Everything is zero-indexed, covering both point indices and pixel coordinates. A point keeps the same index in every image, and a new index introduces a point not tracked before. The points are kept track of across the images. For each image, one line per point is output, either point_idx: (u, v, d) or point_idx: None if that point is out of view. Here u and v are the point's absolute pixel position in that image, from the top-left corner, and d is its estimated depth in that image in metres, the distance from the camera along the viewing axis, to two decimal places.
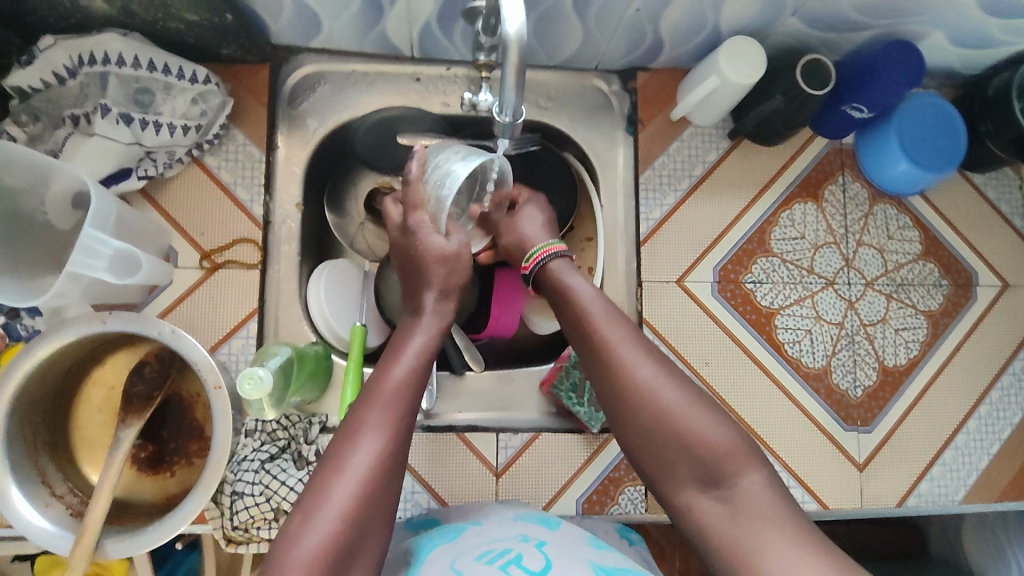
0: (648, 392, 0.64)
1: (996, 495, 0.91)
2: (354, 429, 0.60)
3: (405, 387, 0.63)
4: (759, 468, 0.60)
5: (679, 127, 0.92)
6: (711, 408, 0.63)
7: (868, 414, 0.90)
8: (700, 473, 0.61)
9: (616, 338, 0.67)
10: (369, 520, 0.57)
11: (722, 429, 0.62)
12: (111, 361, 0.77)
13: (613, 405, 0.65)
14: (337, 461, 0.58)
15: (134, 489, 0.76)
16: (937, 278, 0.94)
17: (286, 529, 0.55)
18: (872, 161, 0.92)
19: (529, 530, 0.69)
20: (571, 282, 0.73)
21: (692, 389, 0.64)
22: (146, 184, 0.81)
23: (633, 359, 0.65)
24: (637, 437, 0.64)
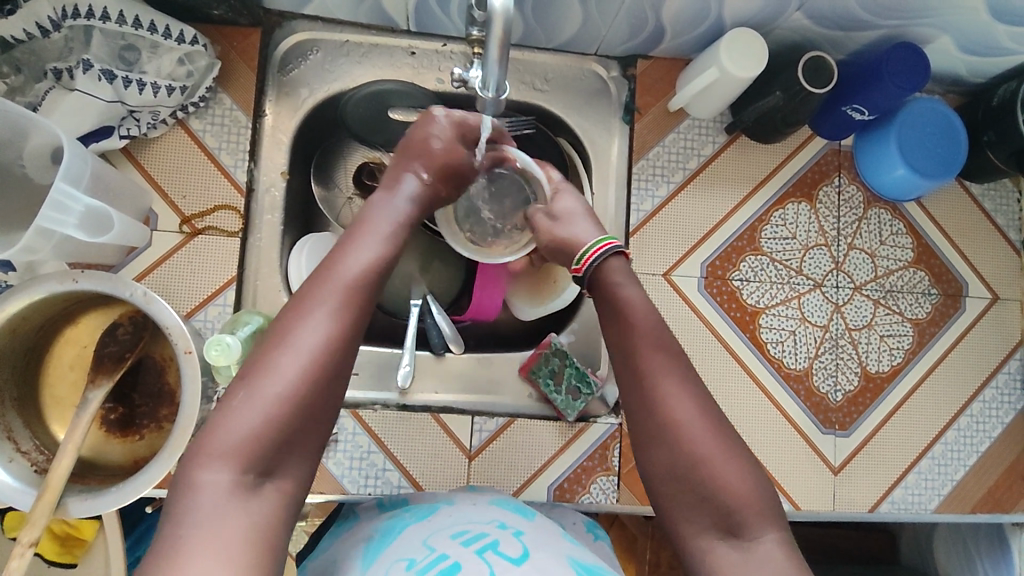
0: (686, 435, 0.62)
1: (969, 507, 0.90)
2: (313, 300, 0.60)
3: (368, 271, 0.63)
4: (778, 526, 0.60)
5: (676, 118, 0.90)
6: (741, 455, 0.62)
7: (846, 418, 0.90)
8: (720, 521, 0.60)
9: (661, 371, 0.64)
10: (326, 391, 0.58)
11: (753, 482, 0.61)
12: (85, 322, 0.77)
13: (651, 437, 0.64)
14: (285, 332, 0.58)
15: (102, 450, 0.76)
16: (927, 286, 0.93)
17: (236, 393, 0.56)
18: (870, 165, 0.91)
19: (507, 516, 0.68)
20: (626, 297, 0.69)
21: (727, 435, 0.63)
22: (128, 143, 0.79)
23: (678, 397, 0.63)
24: (663, 475, 0.63)
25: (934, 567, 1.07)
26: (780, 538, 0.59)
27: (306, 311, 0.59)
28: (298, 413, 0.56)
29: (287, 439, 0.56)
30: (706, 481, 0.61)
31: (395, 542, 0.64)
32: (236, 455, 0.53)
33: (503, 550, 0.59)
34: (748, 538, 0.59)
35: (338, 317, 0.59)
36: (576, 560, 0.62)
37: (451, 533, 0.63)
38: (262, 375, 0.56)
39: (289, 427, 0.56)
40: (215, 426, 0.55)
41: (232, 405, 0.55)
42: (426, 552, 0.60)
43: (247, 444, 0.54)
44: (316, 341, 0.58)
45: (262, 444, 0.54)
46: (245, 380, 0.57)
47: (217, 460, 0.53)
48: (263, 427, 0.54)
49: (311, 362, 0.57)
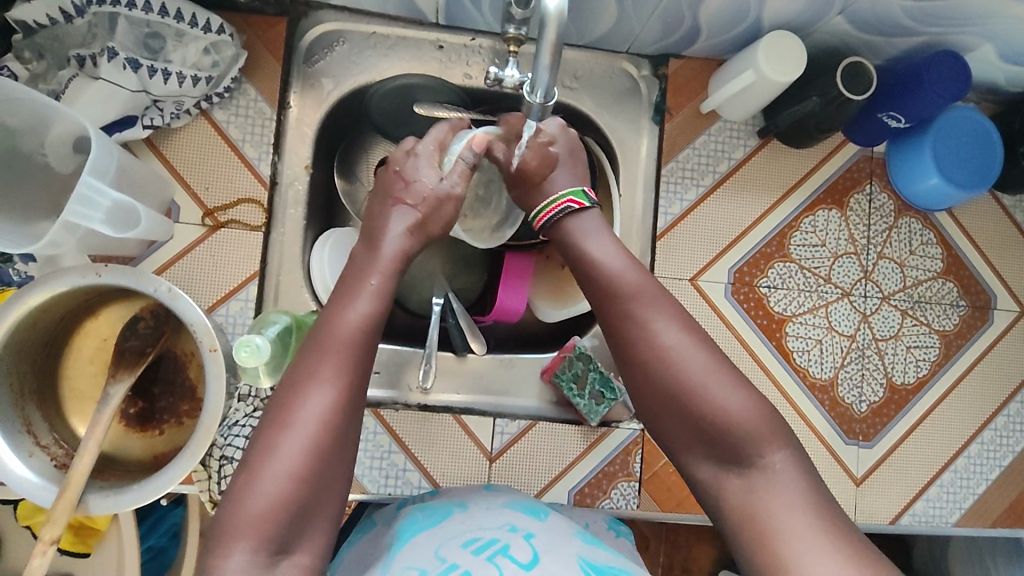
0: (671, 363, 0.60)
1: (989, 521, 0.90)
2: (310, 371, 0.58)
3: (362, 330, 0.61)
4: (784, 444, 0.58)
5: (707, 120, 0.89)
6: (733, 374, 0.60)
7: (870, 430, 0.89)
8: (721, 448, 0.58)
9: (638, 302, 0.63)
10: (333, 460, 0.56)
11: (749, 401, 0.59)
12: (104, 314, 0.75)
13: (636, 375, 0.62)
14: (287, 409, 0.56)
15: (120, 445, 0.75)
16: (955, 298, 0.92)
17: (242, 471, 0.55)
18: (903, 173, 0.89)
19: (516, 518, 0.65)
20: (588, 236, 0.69)
21: (715, 356, 0.61)
22: (151, 134, 0.78)
23: (657, 325, 0.62)
24: (655, 405, 0.61)
25: None
26: (785, 458, 0.57)
27: (302, 387, 0.57)
28: (309, 483, 0.55)
29: (300, 516, 0.54)
30: (699, 406, 0.59)
31: (407, 548, 0.63)
32: (250, 540, 0.52)
33: (512, 554, 0.58)
34: (752, 464, 0.57)
35: (337, 385, 0.58)
36: (585, 557, 0.60)
37: (462, 541, 0.61)
38: (265, 457, 0.55)
39: (300, 505, 0.54)
40: (225, 512, 0.53)
41: (238, 493, 0.54)
42: (438, 563, 0.58)
43: (260, 527, 0.52)
44: (314, 416, 0.56)
45: (276, 525, 0.53)
46: (246, 466, 0.55)
47: (231, 549, 0.52)
48: (274, 509, 0.53)
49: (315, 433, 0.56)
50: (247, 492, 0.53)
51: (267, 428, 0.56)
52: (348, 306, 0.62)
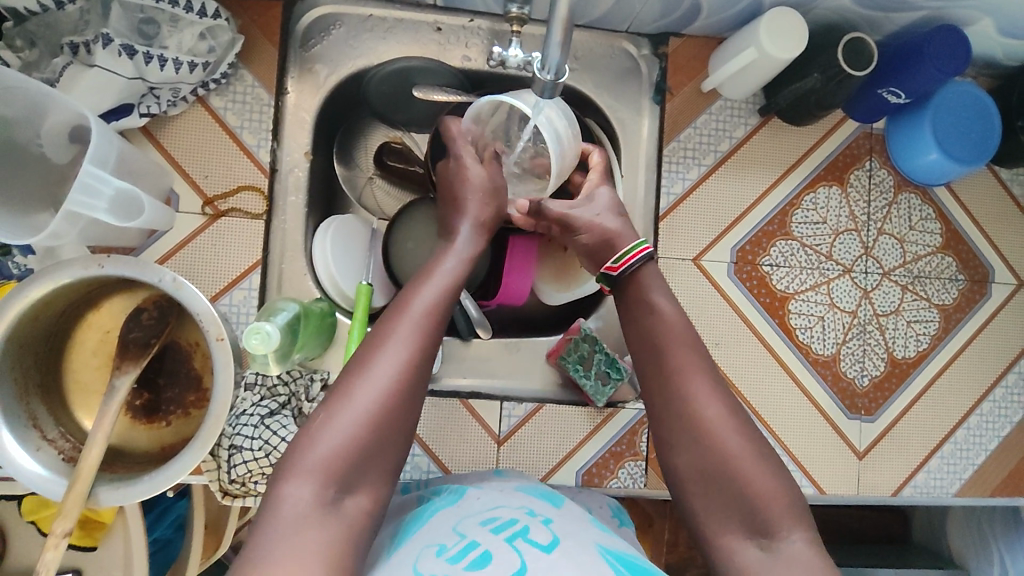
0: (712, 434, 0.61)
1: (989, 491, 0.91)
2: (389, 328, 0.60)
3: (438, 300, 0.63)
4: (807, 528, 0.58)
5: (708, 99, 0.88)
6: (769, 457, 0.61)
7: (872, 404, 0.90)
8: (747, 520, 0.58)
9: (686, 367, 0.64)
10: (404, 413, 0.58)
11: (780, 483, 0.60)
12: (107, 306, 0.74)
13: (676, 438, 0.63)
14: (366, 361, 0.59)
15: (127, 438, 0.74)
16: (954, 272, 0.93)
17: (319, 412, 0.57)
18: (902, 149, 0.90)
19: (534, 503, 0.65)
20: (648, 297, 0.69)
21: (754, 436, 0.62)
22: (147, 122, 0.76)
23: (702, 394, 0.63)
24: (687, 470, 0.62)
25: (946, 547, 1.09)
26: (807, 540, 0.57)
27: (382, 342, 0.60)
28: (376, 435, 0.57)
29: (362, 462, 0.56)
30: (733, 478, 0.59)
31: (426, 523, 0.62)
32: (319, 474, 0.54)
33: (533, 537, 0.57)
34: (777, 540, 0.57)
35: (413, 343, 0.60)
36: (605, 547, 0.59)
37: (480, 519, 0.60)
38: (343, 397, 0.57)
39: (362, 454, 0.56)
40: (299, 447, 0.56)
41: (310, 434, 0.56)
42: (456, 538, 0.57)
43: (331, 465, 0.54)
44: (393, 367, 0.58)
45: (345, 463, 0.55)
46: (326, 402, 0.57)
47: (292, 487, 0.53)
48: (340, 454, 0.55)
49: (389, 389, 0.57)
50: (319, 434, 0.56)
51: (348, 374, 0.59)
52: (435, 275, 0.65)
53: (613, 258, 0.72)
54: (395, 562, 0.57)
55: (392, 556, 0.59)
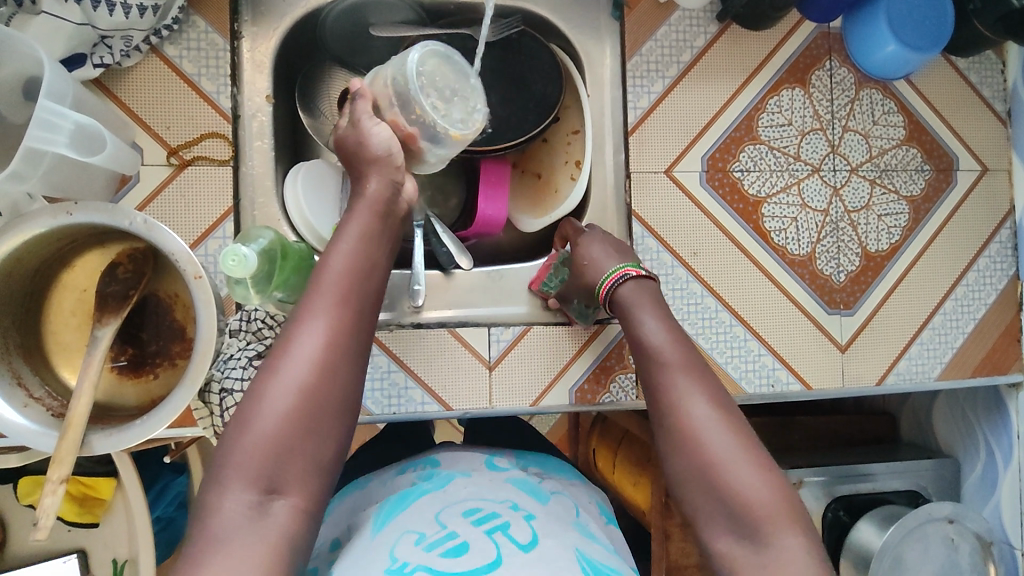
0: (699, 439, 0.61)
1: (968, 371, 0.94)
2: (305, 310, 0.59)
3: (351, 274, 0.61)
4: (800, 531, 0.57)
5: (666, 10, 0.89)
6: (763, 462, 0.60)
7: (851, 297, 0.92)
8: (734, 523, 0.58)
9: (677, 378, 0.65)
10: (330, 394, 0.57)
11: (774, 487, 0.59)
12: (80, 264, 0.74)
13: (666, 444, 0.63)
14: (283, 346, 0.57)
15: (116, 393, 0.74)
16: (920, 163, 0.95)
17: (240, 409, 0.56)
18: (859, 43, 0.91)
19: (520, 497, 0.66)
20: (641, 312, 0.71)
21: (746, 444, 0.61)
22: (102, 74, 0.75)
23: (690, 401, 0.63)
24: (677, 475, 0.62)
25: (933, 441, 1.13)
26: (800, 543, 0.56)
27: (301, 318, 0.58)
28: (300, 425, 0.55)
29: (290, 453, 0.54)
30: (720, 484, 0.59)
31: (407, 509, 0.63)
32: (245, 471, 0.53)
33: (512, 534, 0.57)
34: (765, 542, 0.56)
35: (330, 321, 0.58)
36: (584, 553, 0.57)
37: (463, 511, 0.61)
38: (268, 378, 0.56)
39: (288, 444, 0.54)
40: (223, 448, 0.54)
41: (234, 433, 0.55)
42: (436, 528, 0.58)
43: (267, 448, 0.54)
44: (312, 347, 0.57)
45: (280, 446, 0.54)
46: (255, 385, 0.56)
47: (228, 485, 0.52)
48: (263, 446, 0.53)
49: (309, 372, 0.56)
50: (240, 433, 0.54)
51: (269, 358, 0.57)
52: (343, 237, 0.62)
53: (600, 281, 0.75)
54: (375, 545, 0.57)
55: (376, 535, 0.59)
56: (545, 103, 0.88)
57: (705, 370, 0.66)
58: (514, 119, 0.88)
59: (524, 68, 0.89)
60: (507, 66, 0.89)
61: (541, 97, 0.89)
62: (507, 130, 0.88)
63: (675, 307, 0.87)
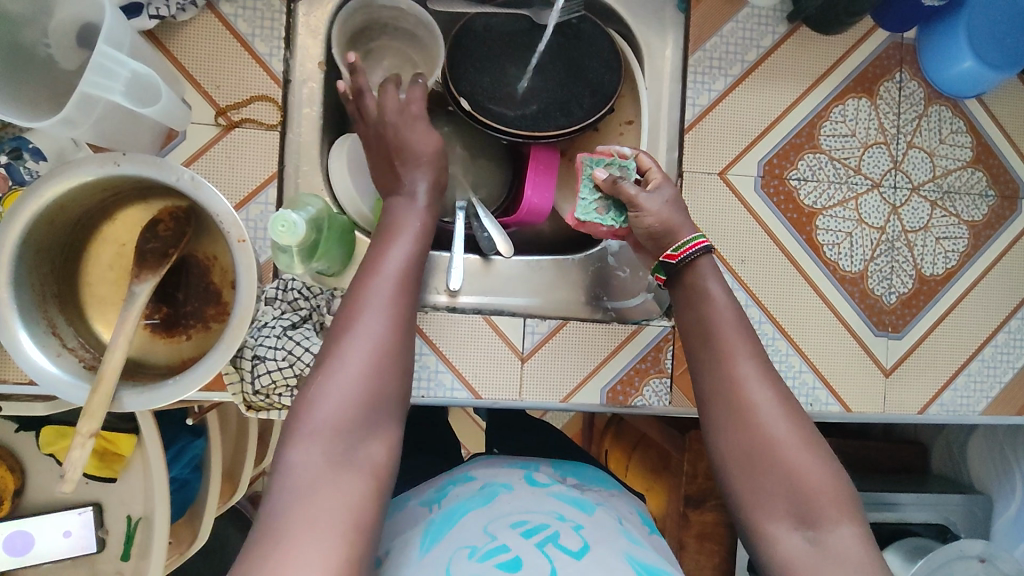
0: (758, 420, 0.61)
1: (1015, 408, 0.91)
2: (364, 294, 0.63)
3: (407, 265, 0.66)
4: (857, 520, 0.58)
5: (734, 6, 0.85)
6: (819, 446, 0.61)
7: (899, 321, 0.89)
8: (793, 506, 0.58)
9: (738, 351, 0.65)
10: (390, 372, 0.60)
11: (833, 472, 0.60)
12: (120, 217, 0.72)
13: (723, 419, 0.63)
14: (348, 323, 0.61)
15: (146, 351, 0.72)
16: (984, 187, 0.91)
17: (311, 380, 0.59)
18: (934, 59, 0.87)
19: (564, 509, 0.67)
20: (704, 279, 0.69)
21: (806, 429, 0.62)
22: (156, 26, 0.73)
23: (752, 381, 0.63)
24: (731, 453, 0.62)
25: (967, 475, 1.09)
26: (856, 533, 0.57)
27: (363, 304, 0.62)
28: (370, 396, 0.59)
29: (362, 421, 0.58)
30: (780, 465, 0.59)
31: (457, 525, 0.64)
32: (326, 432, 0.56)
33: (563, 543, 0.60)
34: (824, 528, 0.57)
35: (390, 307, 0.62)
36: (634, 557, 0.61)
37: (510, 523, 0.63)
38: (326, 373, 0.59)
39: (360, 413, 0.58)
40: (296, 419, 0.57)
41: (305, 404, 0.58)
42: (487, 540, 0.60)
43: (325, 432, 0.56)
44: (375, 328, 0.61)
45: (337, 435, 0.56)
46: (309, 383, 0.59)
47: (312, 439, 0.56)
48: (339, 415, 0.57)
49: (373, 352, 0.60)
50: (313, 408, 0.57)
51: (323, 355, 0.60)
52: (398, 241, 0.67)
53: (672, 246, 0.71)
54: (427, 563, 0.59)
55: (424, 555, 0.61)
56: (602, 89, 0.84)
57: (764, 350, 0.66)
58: (567, 104, 0.84)
59: (580, 53, 0.85)
60: (566, 50, 0.85)
61: (597, 83, 0.84)
62: (560, 115, 0.84)
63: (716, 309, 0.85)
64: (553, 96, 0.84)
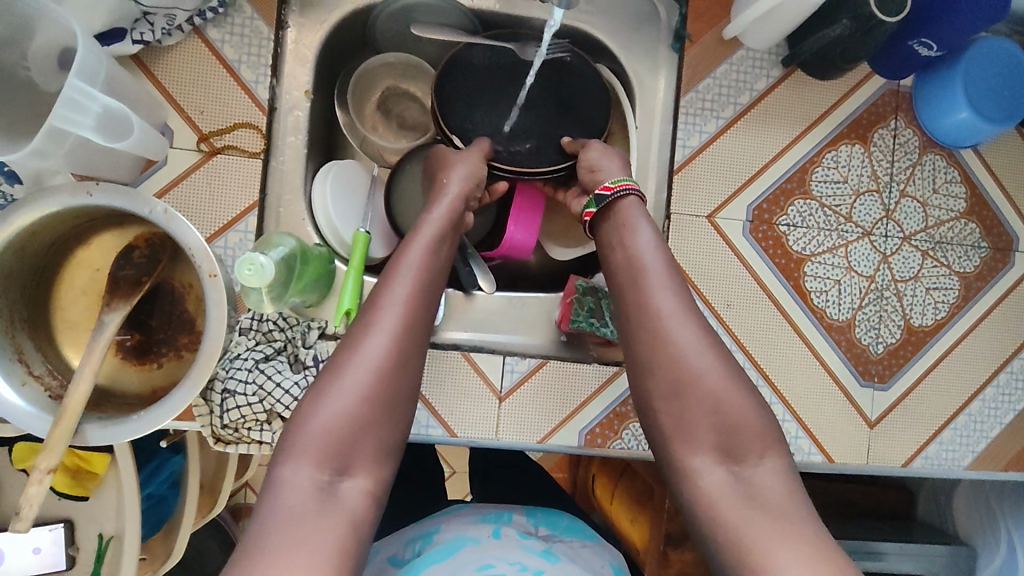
0: (683, 358, 0.62)
1: (1001, 464, 0.89)
2: (372, 308, 0.62)
3: (417, 278, 0.64)
4: (778, 454, 0.60)
5: (729, 48, 0.84)
6: (739, 380, 0.62)
7: (886, 371, 0.87)
8: (718, 441, 0.60)
9: (663, 291, 0.65)
10: (397, 389, 0.60)
11: (753, 405, 0.61)
12: (97, 242, 0.71)
13: (647, 356, 0.63)
14: (355, 340, 0.60)
15: (117, 378, 0.72)
16: (977, 239, 0.89)
17: (308, 395, 0.59)
18: (929, 106, 0.86)
19: (530, 559, 0.69)
20: (631, 214, 0.70)
21: (725, 363, 0.63)
22: (141, 50, 0.73)
23: (677, 318, 0.63)
24: (658, 391, 0.62)
25: (952, 525, 1.07)
26: (778, 467, 0.59)
27: (370, 315, 0.61)
28: (366, 416, 0.58)
29: (356, 439, 0.57)
30: (705, 400, 0.61)
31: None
32: (314, 457, 0.56)
33: None
34: (749, 461, 0.59)
35: (396, 320, 0.61)
36: None
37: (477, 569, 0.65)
38: (333, 375, 0.59)
39: (353, 433, 0.57)
40: (290, 431, 0.58)
41: (300, 420, 0.58)
42: None
43: (325, 443, 0.56)
44: (381, 341, 0.60)
45: (336, 447, 0.57)
46: (308, 395, 0.59)
47: (300, 461, 0.56)
48: (332, 433, 0.57)
49: (377, 367, 0.59)
50: (305, 425, 0.57)
51: (338, 353, 0.61)
52: (415, 242, 0.67)
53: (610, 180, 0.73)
54: None
55: None
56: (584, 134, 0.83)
57: (684, 292, 0.65)
58: (550, 141, 0.82)
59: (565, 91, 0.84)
60: (552, 88, 0.84)
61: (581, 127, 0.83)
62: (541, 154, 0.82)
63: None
64: (535, 133, 0.83)
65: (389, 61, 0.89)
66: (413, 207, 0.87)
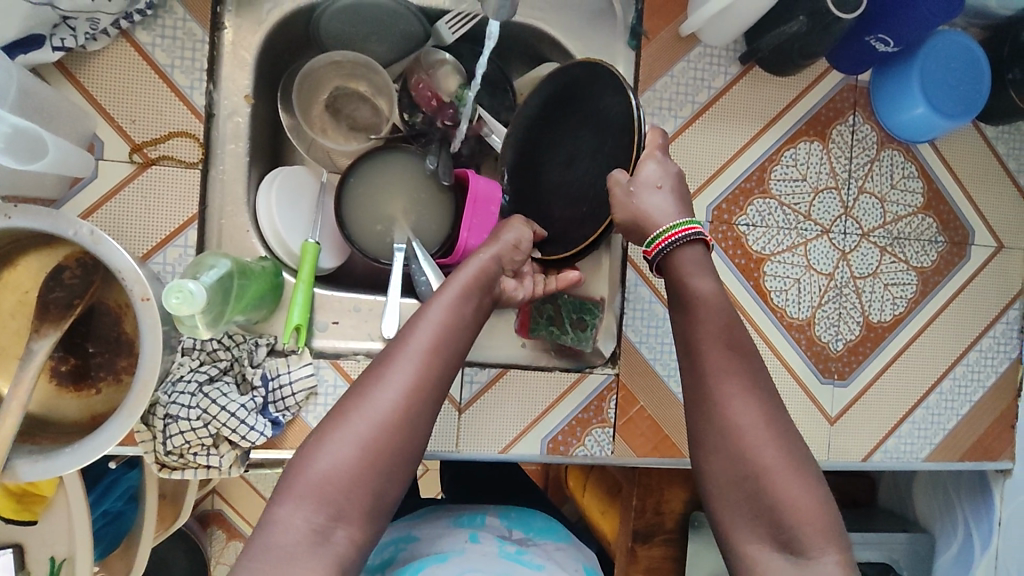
0: (741, 443, 0.58)
1: (957, 455, 0.90)
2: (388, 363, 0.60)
3: (435, 343, 0.61)
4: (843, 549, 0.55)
5: (686, 45, 0.83)
6: (809, 474, 0.58)
7: (846, 367, 0.88)
8: (775, 531, 0.56)
9: (721, 369, 0.61)
10: (404, 445, 0.57)
11: (818, 500, 0.57)
12: (24, 264, 0.66)
13: (704, 435, 0.61)
14: (365, 393, 0.58)
15: (53, 406, 0.68)
16: (934, 234, 0.90)
17: (312, 439, 0.57)
18: (887, 103, 0.85)
19: (516, 569, 0.67)
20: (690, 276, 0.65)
21: (793, 450, 0.58)
22: (64, 57, 0.68)
23: (737, 404, 0.60)
24: (719, 475, 0.59)
25: (912, 511, 1.09)
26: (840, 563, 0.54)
27: (384, 370, 0.59)
28: (370, 470, 0.56)
29: (353, 489, 0.55)
30: (765, 490, 0.57)
31: None
32: (306, 504, 0.54)
33: None
34: (809, 556, 0.55)
35: (411, 382, 0.59)
36: None
37: None
38: (337, 423, 0.57)
39: (353, 484, 0.55)
40: (291, 475, 0.56)
41: (300, 464, 0.56)
42: None
43: (322, 490, 0.54)
44: (392, 395, 0.58)
45: (329, 495, 0.54)
46: (315, 436, 0.57)
47: (288, 510, 0.54)
48: (331, 480, 0.55)
49: (384, 421, 0.57)
50: (304, 468, 0.55)
51: (351, 402, 0.59)
52: (436, 302, 0.63)
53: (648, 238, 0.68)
54: None
55: None
56: (592, 197, 0.73)
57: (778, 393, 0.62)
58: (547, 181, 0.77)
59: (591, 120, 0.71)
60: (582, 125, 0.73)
61: (586, 180, 0.73)
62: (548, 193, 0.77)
63: (633, 327, 0.83)
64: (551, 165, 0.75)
65: (334, 54, 0.84)
66: (361, 214, 0.83)
